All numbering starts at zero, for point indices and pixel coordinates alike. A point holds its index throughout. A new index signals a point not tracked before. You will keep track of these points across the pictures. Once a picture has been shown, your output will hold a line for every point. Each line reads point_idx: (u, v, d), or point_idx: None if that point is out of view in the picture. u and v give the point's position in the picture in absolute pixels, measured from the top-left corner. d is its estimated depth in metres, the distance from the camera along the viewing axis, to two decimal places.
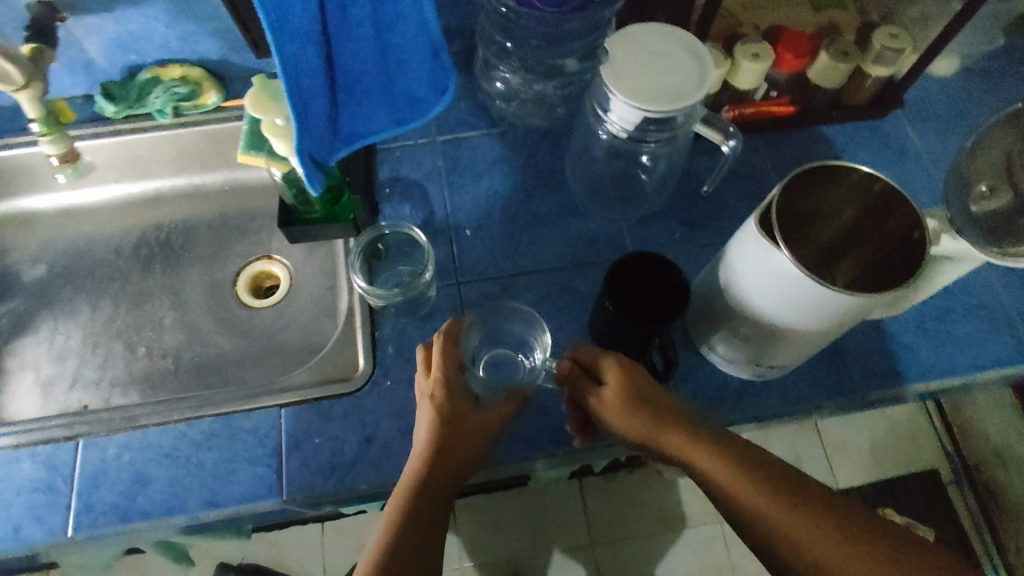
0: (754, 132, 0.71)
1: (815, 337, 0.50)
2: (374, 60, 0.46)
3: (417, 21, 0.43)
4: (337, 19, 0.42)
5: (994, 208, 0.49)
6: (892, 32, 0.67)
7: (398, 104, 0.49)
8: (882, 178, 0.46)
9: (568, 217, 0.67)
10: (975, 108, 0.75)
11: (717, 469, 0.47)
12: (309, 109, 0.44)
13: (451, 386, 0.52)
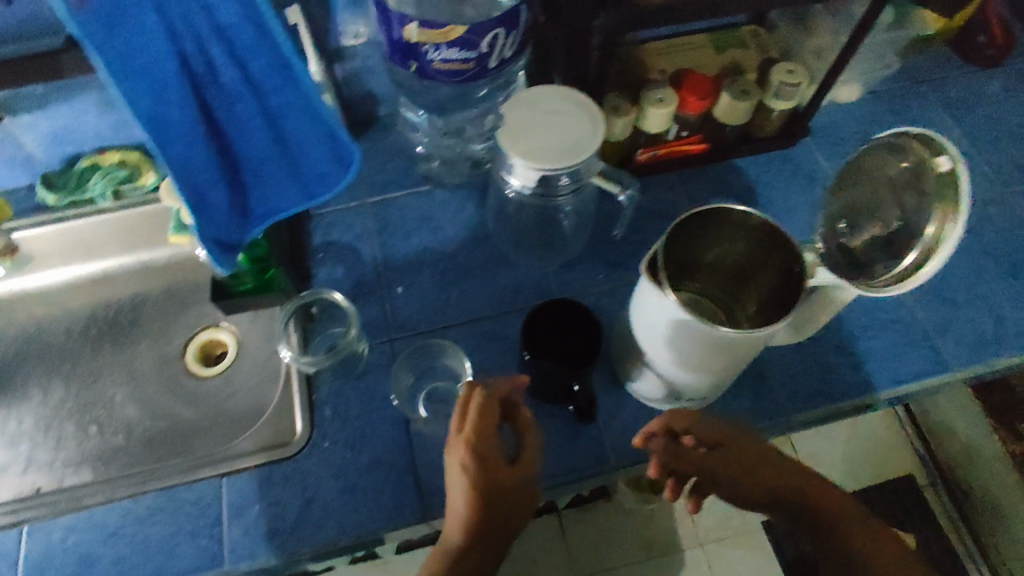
0: (667, 170, 0.75)
1: (731, 363, 0.53)
2: (273, 148, 0.48)
3: (308, 108, 0.46)
4: (226, 116, 0.44)
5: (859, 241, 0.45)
6: (790, 68, 0.70)
7: (306, 182, 0.51)
8: (759, 215, 0.47)
9: (494, 267, 0.70)
10: (878, 130, 0.79)
11: (830, 512, 0.57)
12: (208, 200, 0.46)
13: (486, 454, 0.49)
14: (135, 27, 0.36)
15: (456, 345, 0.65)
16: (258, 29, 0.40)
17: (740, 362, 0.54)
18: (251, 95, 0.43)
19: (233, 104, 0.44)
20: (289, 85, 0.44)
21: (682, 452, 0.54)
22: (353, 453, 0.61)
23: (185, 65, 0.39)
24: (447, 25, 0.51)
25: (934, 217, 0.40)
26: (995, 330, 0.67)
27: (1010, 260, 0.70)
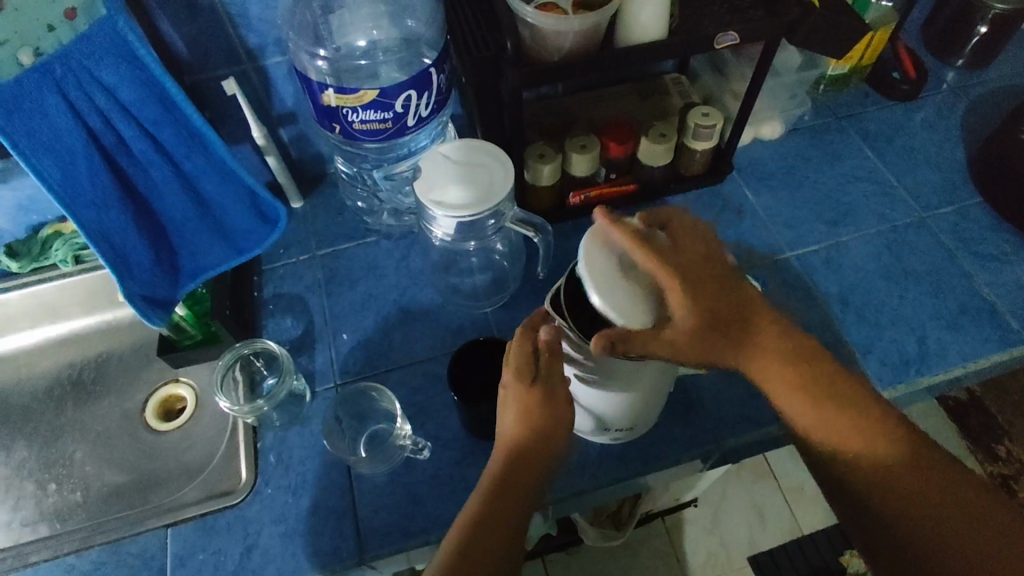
0: (601, 210, 0.79)
1: (649, 391, 0.56)
2: (189, 206, 0.63)
3: (224, 173, 0.62)
4: (141, 179, 0.59)
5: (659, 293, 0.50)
6: (704, 111, 0.75)
7: (232, 239, 0.67)
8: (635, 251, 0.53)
9: (436, 310, 0.72)
10: (803, 162, 0.83)
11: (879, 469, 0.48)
12: (128, 262, 0.60)
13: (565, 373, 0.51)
14: (41, 107, 0.51)
15: (385, 390, 0.66)
16: (151, 102, 0.55)
17: (658, 390, 0.57)
18: (164, 165, 0.59)
19: (145, 168, 0.59)
20: (199, 154, 0.60)
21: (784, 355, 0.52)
22: (294, 498, 0.62)
23: (92, 138, 0.54)
24: (359, 90, 0.56)
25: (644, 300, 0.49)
26: (918, 350, 0.69)
27: (929, 282, 0.74)
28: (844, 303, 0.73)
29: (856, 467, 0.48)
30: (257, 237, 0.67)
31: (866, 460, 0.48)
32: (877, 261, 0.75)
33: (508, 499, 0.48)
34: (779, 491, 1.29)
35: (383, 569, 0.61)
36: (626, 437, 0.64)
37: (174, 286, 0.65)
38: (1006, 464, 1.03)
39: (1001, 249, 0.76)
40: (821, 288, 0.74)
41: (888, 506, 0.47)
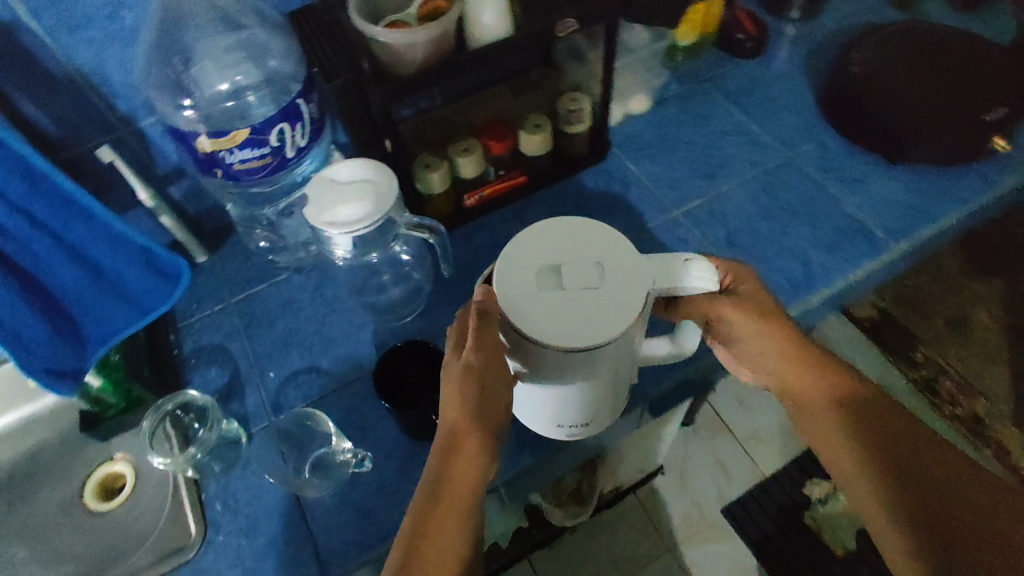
0: (498, 206, 0.82)
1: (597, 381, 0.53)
2: (81, 274, 0.63)
3: (110, 238, 0.62)
4: (23, 256, 0.59)
5: (608, 279, 0.48)
6: (572, 97, 0.81)
7: (136, 302, 0.66)
8: (586, 231, 0.51)
9: (358, 330, 0.74)
10: (675, 128, 0.90)
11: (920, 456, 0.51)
12: (26, 338, 0.61)
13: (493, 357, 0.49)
14: None
15: (319, 414, 0.68)
16: (12, 176, 0.55)
17: (606, 380, 0.53)
18: (44, 238, 0.59)
19: (26, 244, 0.59)
20: (79, 222, 0.60)
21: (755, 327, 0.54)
22: (247, 539, 0.62)
23: None
24: (230, 131, 0.58)
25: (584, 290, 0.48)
26: (806, 274, 0.76)
27: (805, 213, 0.81)
28: (733, 247, 0.79)
29: (908, 440, 0.51)
30: (160, 294, 0.67)
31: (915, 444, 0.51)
32: (755, 203, 0.82)
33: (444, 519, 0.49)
34: (737, 441, 1.35)
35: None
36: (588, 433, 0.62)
37: (81, 355, 0.64)
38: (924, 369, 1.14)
39: (860, 170, 0.84)
40: (710, 236, 0.79)
41: (933, 481, 0.49)
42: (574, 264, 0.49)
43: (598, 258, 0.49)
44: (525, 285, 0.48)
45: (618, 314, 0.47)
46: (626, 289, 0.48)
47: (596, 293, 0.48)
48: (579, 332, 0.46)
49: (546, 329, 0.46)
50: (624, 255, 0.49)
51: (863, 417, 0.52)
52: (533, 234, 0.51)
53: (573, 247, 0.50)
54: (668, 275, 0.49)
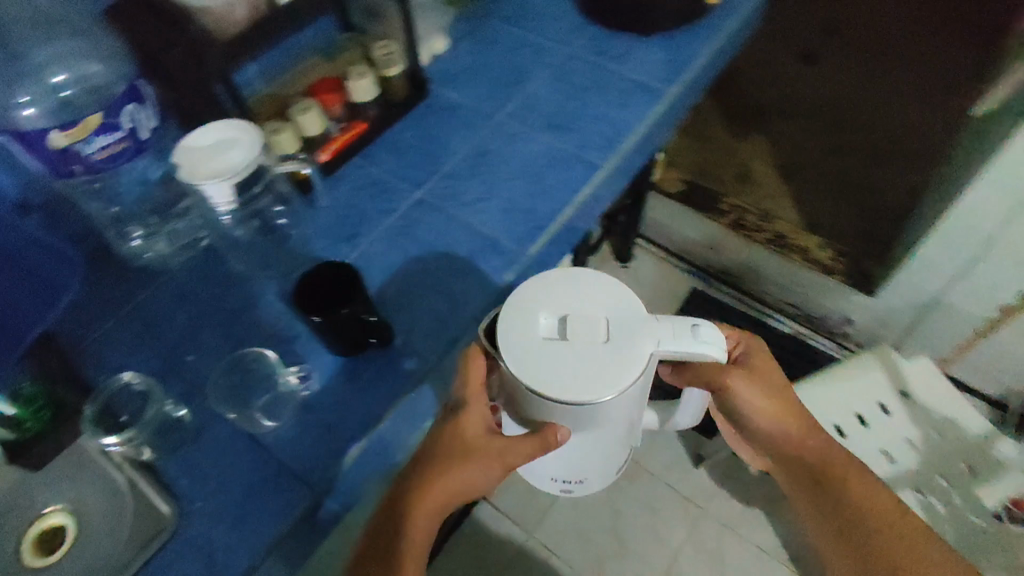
0: (348, 156, 0.90)
1: (603, 433, 0.71)
2: None
3: None
4: None
5: (605, 339, 0.62)
6: (381, 45, 0.92)
7: (37, 289, 0.69)
8: (590, 296, 0.65)
9: (259, 293, 0.78)
10: (474, 57, 1.03)
11: (855, 484, 0.76)
12: None
13: (484, 404, 0.65)
14: None
15: (262, 349, 0.74)
16: None
17: (602, 433, 0.71)
18: None
19: None
20: None
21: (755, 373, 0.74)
22: (225, 494, 0.65)
23: None
24: (80, 120, 0.62)
25: (582, 348, 0.61)
26: (614, 128, 0.92)
27: (596, 86, 0.97)
28: (555, 128, 0.93)
29: (838, 474, 0.76)
30: (64, 280, 0.73)
31: (854, 486, 0.76)
32: (559, 91, 0.97)
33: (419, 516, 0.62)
34: None
35: (345, 507, 0.69)
36: (603, 477, 0.87)
37: None
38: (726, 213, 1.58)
39: (625, 46, 1.02)
40: (533, 125, 0.93)
41: (853, 502, 0.75)
42: (578, 321, 0.63)
43: (607, 313, 0.63)
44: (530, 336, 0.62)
45: (614, 370, 0.60)
46: (616, 347, 0.61)
47: (594, 348, 0.61)
48: (580, 386, 0.59)
49: (550, 381, 0.59)
50: (621, 319, 0.63)
51: (832, 492, 0.76)
52: (542, 296, 0.65)
53: (578, 311, 0.64)
54: (657, 338, 0.62)
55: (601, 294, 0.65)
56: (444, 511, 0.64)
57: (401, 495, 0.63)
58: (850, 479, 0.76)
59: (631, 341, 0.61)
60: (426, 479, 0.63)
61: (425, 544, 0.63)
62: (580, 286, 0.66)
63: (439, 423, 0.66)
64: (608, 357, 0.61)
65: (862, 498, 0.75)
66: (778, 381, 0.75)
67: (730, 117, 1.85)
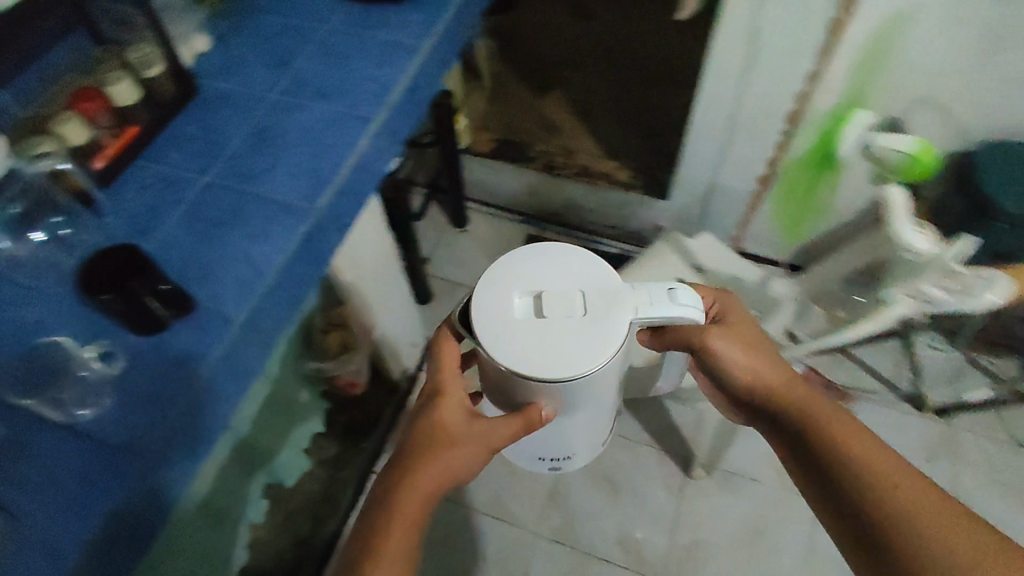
0: (126, 159, 0.92)
1: (588, 412, 0.77)
2: None
3: None
4: None
5: (587, 312, 0.65)
6: (136, 50, 0.94)
7: None
8: (568, 277, 0.68)
9: (54, 301, 0.78)
10: (238, 48, 1.07)
11: (863, 450, 0.70)
12: None
13: (458, 392, 0.75)
14: None
15: (56, 340, 0.75)
16: None
17: (587, 410, 0.75)
18: None
19: None
20: None
21: (728, 327, 0.81)
22: (54, 487, 0.66)
23: None
24: None
25: (567, 325, 0.64)
26: (379, 85, 1.01)
27: (357, 53, 1.06)
28: (325, 98, 1.00)
29: (815, 423, 0.75)
30: None
31: (864, 451, 0.70)
32: (323, 65, 1.05)
33: (402, 501, 0.68)
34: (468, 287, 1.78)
35: (181, 481, 0.72)
36: (588, 452, 0.92)
37: None
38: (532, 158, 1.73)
39: (379, 15, 1.11)
40: (305, 98, 1.00)
41: (857, 464, 0.69)
42: (555, 299, 0.66)
43: (580, 287, 0.67)
44: (510, 319, 0.65)
45: (591, 342, 0.63)
46: (599, 321, 0.64)
47: (576, 324, 0.64)
48: (557, 360, 0.62)
49: (540, 362, 0.63)
50: (603, 294, 0.66)
51: (826, 450, 0.73)
52: (517, 281, 0.68)
53: (557, 290, 0.67)
54: (638, 307, 0.65)
55: (574, 271, 0.68)
56: (430, 500, 0.70)
57: (387, 488, 0.69)
58: (846, 436, 0.72)
59: (614, 313, 0.65)
60: (410, 469, 0.70)
61: (412, 536, 0.67)
62: (551, 267, 0.69)
63: (416, 416, 0.74)
64: (594, 331, 0.64)
65: (868, 461, 0.69)
66: (760, 346, 0.82)
67: (521, 76, 1.99)
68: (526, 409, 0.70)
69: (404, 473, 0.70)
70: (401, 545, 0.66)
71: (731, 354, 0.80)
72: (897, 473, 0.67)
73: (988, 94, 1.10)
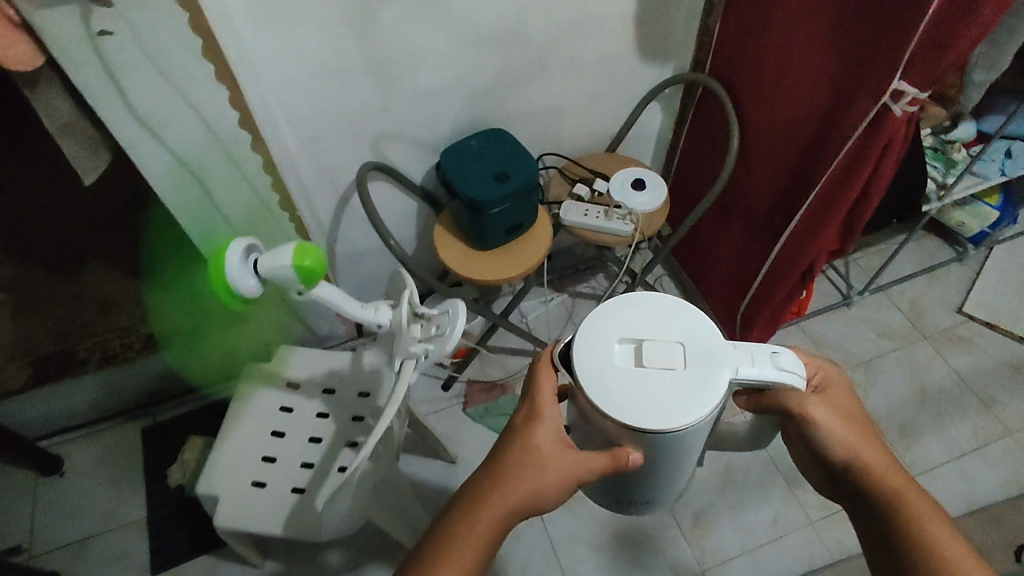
0: None
1: (686, 460, 0.72)
2: None
3: None
4: None
5: (690, 364, 0.63)
6: None
7: None
8: (673, 325, 0.66)
9: None
10: None
11: (957, 556, 0.61)
12: None
13: (556, 418, 0.70)
14: None
15: None
16: None
17: (682, 456, 0.71)
18: None
19: None
20: None
21: (832, 401, 0.71)
22: None
23: None
24: None
25: (668, 384, 0.62)
26: None
27: None
28: None
29: (906, 511, 0.65)
30: None
31: (953, 557, 0.61)
32: None
33: (487, 524, 0.65)
34: (101, 533, 1.44)
35: None
36: (664, 494, 0.82)
37: None
38: (90, 359, 1.46)
39: None
40: None
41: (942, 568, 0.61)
42: (658, 349, 0.64)
43: (680, 337, 0.65)
44: (604, 362, 0.64)
45: (694, 398, 0.61)
46: (702, 374, 0.62)
47: (678, 377, 0.62)
48: (658, 413, 0.61)
49: (634, 411, 0.61)
50: (717, 346, 0.64)
51: (902, 540, 0.64)
52: (628, 324, 0.66)
53: (661, 340, 0.65)
54: (751, 369, 0.63)
55: (685, 320, 0.66)
56: (508, 519, 0.66)
57: (475, 492, 0.67)
58: (935, 529, 0.63)
59: (727, 372, 0.63)
60: (502, 477, 0.68)
61: (485, 547, 0.64)
62: (665, 315, 0.67)
63: (510, 431, 0.71)
64: (701, 392, 0.61)
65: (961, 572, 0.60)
66: (862, 415, 0.72)
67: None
68: (614, 451, 0.68)
69: (490, 496, 0.66)
70: (470, 559, 0.63)
71: (828, 424, 0.69)
72: None
73: (423, 111, 1.26)
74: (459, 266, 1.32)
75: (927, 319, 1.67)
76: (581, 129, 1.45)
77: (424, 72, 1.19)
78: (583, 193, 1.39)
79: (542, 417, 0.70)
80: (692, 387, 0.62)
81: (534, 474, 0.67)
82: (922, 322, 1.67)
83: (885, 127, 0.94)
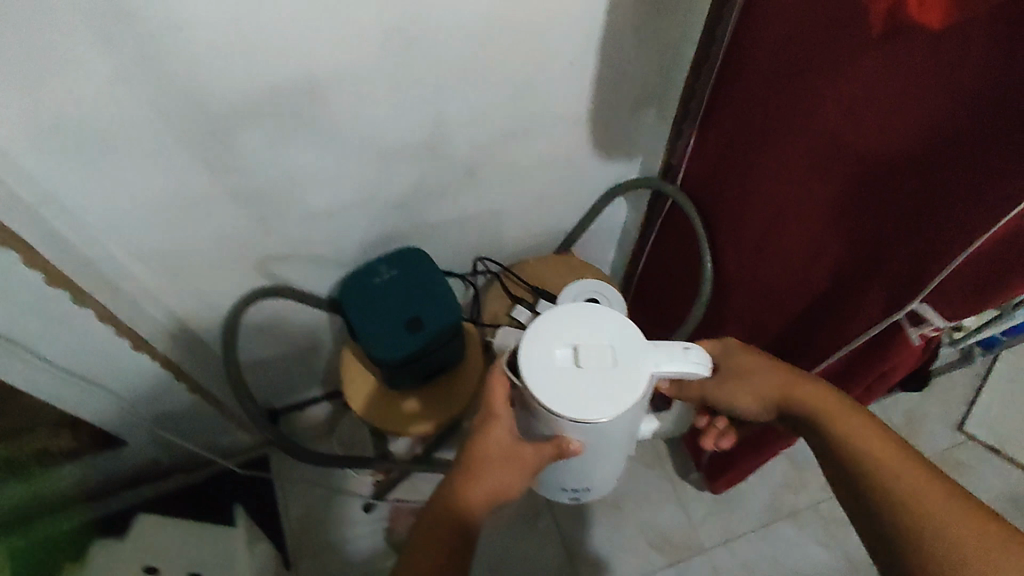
0: None
1: (616, 451, 0.68)
2: None
3: None
4: None
5: (624, 359, 0.56)
6: None
7: None
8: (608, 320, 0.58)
9: None
10: None
11: (900, 462, 0.62)
12: None
13: (511, 419, 0.64)
14: None
15: None
16: None
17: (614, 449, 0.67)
18: None
19: None
20: None
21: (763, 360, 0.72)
22: None
23: None
24: None
25: (601, 379, 0.56)
26: None
27: None
28: None
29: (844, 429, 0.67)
30: None
31: (899, 467, 0.62)
32: None
33: (455, 527, 0.63)
34: None
35: None
36: (609, 481, 0.80)
37: None
38: None
39: None
40: None
41: (889, 481, 0.62)
42: (593, 346, 0.57)
43: (613, 338, 0.57)
44: (544, 364, 0.55)
45: (627, 394, 0.55)
46: (633, 368, 0.56)
47: (613, 373, 0.56)
48: (595, 409, 0.54)
49: (571, 409, 0.54)
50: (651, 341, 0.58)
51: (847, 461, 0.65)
52: (567, 322, 0.58)
53: (597, 336, 0.57)
54: (678, 363, 0.58)
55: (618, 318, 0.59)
56: (475, 521, 0.64)
57: (449, 490, 0.65)
58: (875, 445, 0.64)
59: (661, 364, 0.57)
60: (465, 479, 0.65)
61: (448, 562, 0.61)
62: (601, 311, 0.59)
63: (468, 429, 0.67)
64: (634, 383, 0.55)
65: (903, 478, 0.61)
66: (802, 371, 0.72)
67: None
68: (555, 442, 0.63)
69: (452, 501, 0.64)
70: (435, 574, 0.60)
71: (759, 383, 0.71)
72: (940, 499, 0.59)
73: (319, 231, 1.01)
74: (363, 409, 1.09)
75: (921, 437, 1.47)
76: (524, 232, 1.20)
77: (311, 197, 0.93)
78: (523, 317, 1.12)
79: (501, 413, 0.64)
80: (626, 382, 0.55)
81: (496, 469, 0.65)
82: (916, 442, 1.46)
83: (897, 344, 0.74)
